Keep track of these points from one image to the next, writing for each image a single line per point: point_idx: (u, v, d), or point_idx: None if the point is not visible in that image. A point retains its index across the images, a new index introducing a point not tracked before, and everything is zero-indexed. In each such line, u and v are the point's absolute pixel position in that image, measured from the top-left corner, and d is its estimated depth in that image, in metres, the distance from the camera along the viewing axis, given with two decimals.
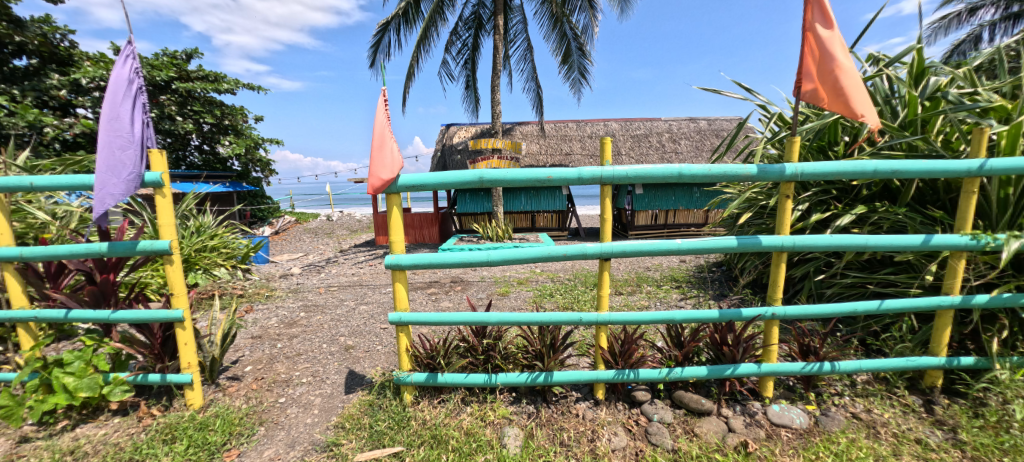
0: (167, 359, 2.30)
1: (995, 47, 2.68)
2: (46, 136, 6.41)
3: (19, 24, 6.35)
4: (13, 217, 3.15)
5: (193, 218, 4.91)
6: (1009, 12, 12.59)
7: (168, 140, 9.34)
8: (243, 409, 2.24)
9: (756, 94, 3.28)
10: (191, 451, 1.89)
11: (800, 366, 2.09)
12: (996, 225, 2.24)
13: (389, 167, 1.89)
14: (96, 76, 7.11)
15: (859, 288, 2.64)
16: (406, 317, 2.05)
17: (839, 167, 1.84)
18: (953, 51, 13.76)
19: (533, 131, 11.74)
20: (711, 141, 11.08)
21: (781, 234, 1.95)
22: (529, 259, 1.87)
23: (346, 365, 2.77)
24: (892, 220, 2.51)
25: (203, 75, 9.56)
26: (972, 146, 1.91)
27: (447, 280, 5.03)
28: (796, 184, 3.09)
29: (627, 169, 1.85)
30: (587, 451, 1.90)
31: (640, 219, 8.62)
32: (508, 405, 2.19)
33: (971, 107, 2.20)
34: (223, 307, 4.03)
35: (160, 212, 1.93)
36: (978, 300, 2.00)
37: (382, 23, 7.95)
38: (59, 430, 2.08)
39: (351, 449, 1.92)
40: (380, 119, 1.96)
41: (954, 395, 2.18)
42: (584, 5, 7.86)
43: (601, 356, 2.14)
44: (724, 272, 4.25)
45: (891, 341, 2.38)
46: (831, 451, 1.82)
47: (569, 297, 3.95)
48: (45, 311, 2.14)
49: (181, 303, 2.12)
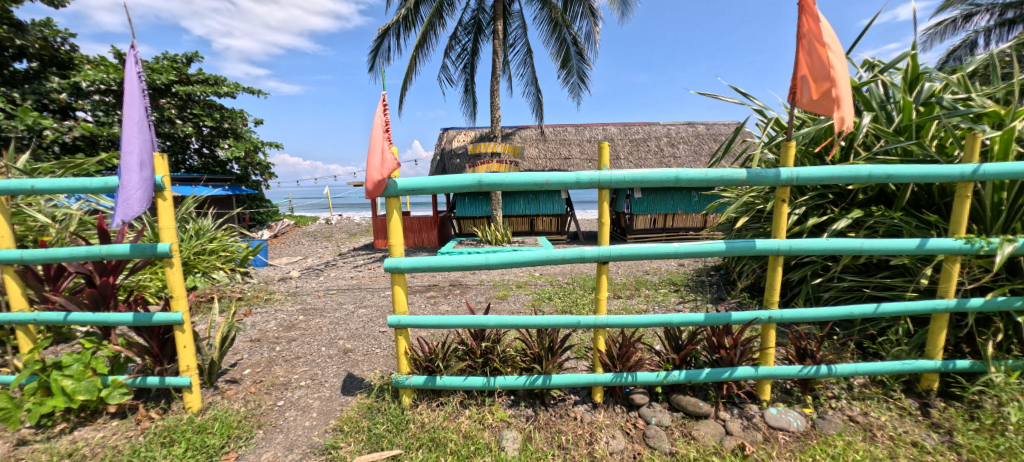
0: (166, 362, 2.30)
1: (989, 53, 2.69)
2: (46, 139, 6.39)
3: (20, 27, 6.36)
4: (13, 220, 3.16)
5: (193, 221, 4.94)
6: (1004, 18, 12.73)
7: (168, 143, 9.36)
8: (241, 412, 2.24)
9: (753, 99, 3.24)
10: (189, 453, 1.89)
11: (798, 369, 2.08)
12: (991, 230, 2.26)
13: (379, 168, 1.91)
14: (97, 79, 7.20)
15: (856, 292, 2.66)
16: (405, 321, 2.05)
17: (835, 172, 1.85)
18: (948, 57, 13.90)
19: (532, 135, 11.79)
20: (710, 145, 11.16)
21: (777, 238, 1.96)
22: (528, 263, 1.89)
23: (346, 368, 2.77)
24: (888, 224, 2.53)
25: (203, 79, 9.62)
26: (966, 151, 1.96)
27: (447, 284, 5.05)
28: (794, 188, 3.10)
29: (625, 173, 1.85)
30: (584, 453, 1.91)
31: (639, 223, 8.66)
32: (506, 407, 2.19)
33: (963, 114, 2.24)
34: (223, 310, 4.05)
35: (161, 215, 1.95)
36: (973, 303, 2.02)
37: (382, 29, 8.03)
38: (57, 433, 2.07)
39: (349, 452, 1.92)
40: (377, 123, 1.97)
41: (950, 398, 2.19)
42: (585, 12, 7.91)
43: (599, 358, 2.15)
44: (722, 276, 4.26)
45: (888, 344, 2.40)
46: (829, 453, 1.84)
47: (567, 300, 3.97)
48: (45, 313, 2.14)
49: (181, 306, 2.12)
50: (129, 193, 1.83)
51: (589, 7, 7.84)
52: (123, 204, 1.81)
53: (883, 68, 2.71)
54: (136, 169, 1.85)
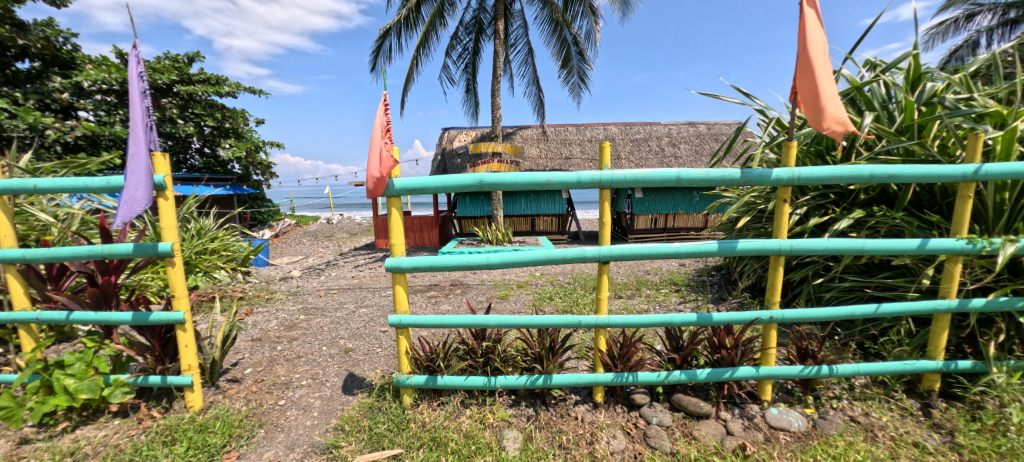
0: (168, 361, 2.30)
1: (991, 53, 2.68)
2: (48, 138, 6.39)
3: (22, 27, 6.40)
4: (16, 220, 3.16)
5: (194, 221, 4.94)
6: (1006, 17, 12.70)
7: (169, 143, 9.38)
8: (242, 411, 2.24)
9: (755, 98, 3.23)
10: (190, 452, 1.90)
11: (799, 370, 2.08)
12: (993, 230, 2.25)
13: (378, 167, 1.91)
14: (98, 79, 7.21)
15: (857, 292, 2.66)
16: (405, 320, 2.06)
17: (837, 172, 1.84)
18: (950, 57, 13.88)
19: (533, 135, 11.78)
20: (711, 145, 11.14)
21: (779, 237, 1.96)
22: (529, 263, 1.89)
23: (346, 368, 2.77)
24: (889, 224, 2.52)
25: (204, 78, 9.63)
26: (967, 151, 1.96)
27: (447, 284, 5.05)
28: (795, 188, 3.10)
29: (627, 173, 1.85)
30: (586, 453, 1.91)
31: (640, 223, 8.65)
32: (507, 407, 2.19)
33: (966, 113, 2.23)
34: (224, 309, 4.05)
35: (163, 214, 1.96)
36: (975, 304, 2.02)
37: (382, 29, 8.02)
38: (59, 432, 2.08)
39: (350, 451, 1.93)
40: (377, 123, 1.96)
41: (952, 399, 2.19)
42: (586, 11, 7.90)
43: (600, 358, 2.15)
44: (723, 276, 4.25)
45: (890, 344, 2.39)
46: (830, 453, 1.84)
47: (568, 300, 3.97)
48: (46, 312, 2.15)
49: (182, 305, 2.12)
50: (132, 193, 1.84)
51: (590, 6, 7.83)
52: (126, 203, 1.83)
53: (885, 68, 2.70)
54: (136, 169, 1.86)
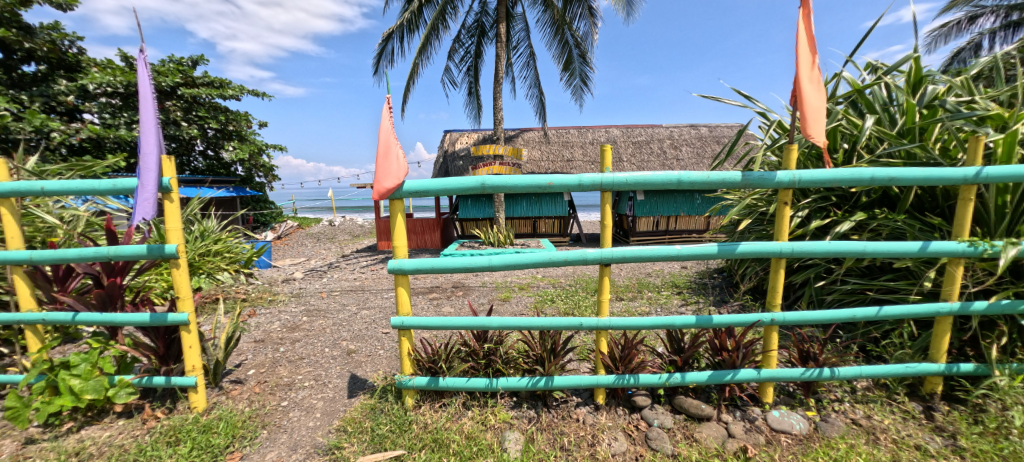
0: (172, 362, 2.31)
1: (992, 55, 2.68)
2: (53, 141, 6.44)
3: (28, 31, 6.51)
4: (23, 221, 3.20)
5: (197, 223, 4.97)
6: (1009, 19, 12.61)
7: (172, 145, 9.44)
8: (246, 412, 2.26)
9: (755, 101, 3.17)
10: (194, 453, 1.92)
11: (800, 372, 2.09)
12: (994, 232, 2.25)
13: (393, 173, 1.95)
14: (103, 82, 7.27)
15: (859, 295, 2.66)
16: (407, 321, 2.06)
17: (838, 175, 1.85)
18: (952, 59, 13.81)
19: (535, 138, 11.84)
20: (711, 147, 11.11)
21: (780, 240, 1.97)
22: (530, 264, 1.90)
23: (348, 369, 2.79)
24: (892, 227, 2.53)
25: (208, 81, 9.70)
26: (968, 154, 1.97)
27: (449, 286, 5.06)
28: (796, 190, 3.09)
29: (627, 176, 1.85)
30: (586, 454, 1.92)
31: (641, 225, 8.67)
32: (508, 409, 2.20)
33: (968, 115, 2.23)
34: (228, 311, 4.08)
35: (169, 217, 1.99)
36: (978, 307, 2.01)
37: (386, 32, 8.07)
38: (65, 432, 2.10)
39: (352, 452, 1.94)
40: (386, 127, 1.99)
41: (954, 402, 2.19)
42: (585, 13, 7.94)
43: (601, 360, 2.16)
44: (724, 278, 4.25)
45: (891, 347, 2.38)
46: (831, 456, 1.84)
47: (569, 302, 3.98)
48: (53, 313, 2.17)
49: (187, 306, 2.14)
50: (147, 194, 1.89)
51: (589, 8, 7.87)
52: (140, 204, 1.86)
53: (886, 71, 2.69)
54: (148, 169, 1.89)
